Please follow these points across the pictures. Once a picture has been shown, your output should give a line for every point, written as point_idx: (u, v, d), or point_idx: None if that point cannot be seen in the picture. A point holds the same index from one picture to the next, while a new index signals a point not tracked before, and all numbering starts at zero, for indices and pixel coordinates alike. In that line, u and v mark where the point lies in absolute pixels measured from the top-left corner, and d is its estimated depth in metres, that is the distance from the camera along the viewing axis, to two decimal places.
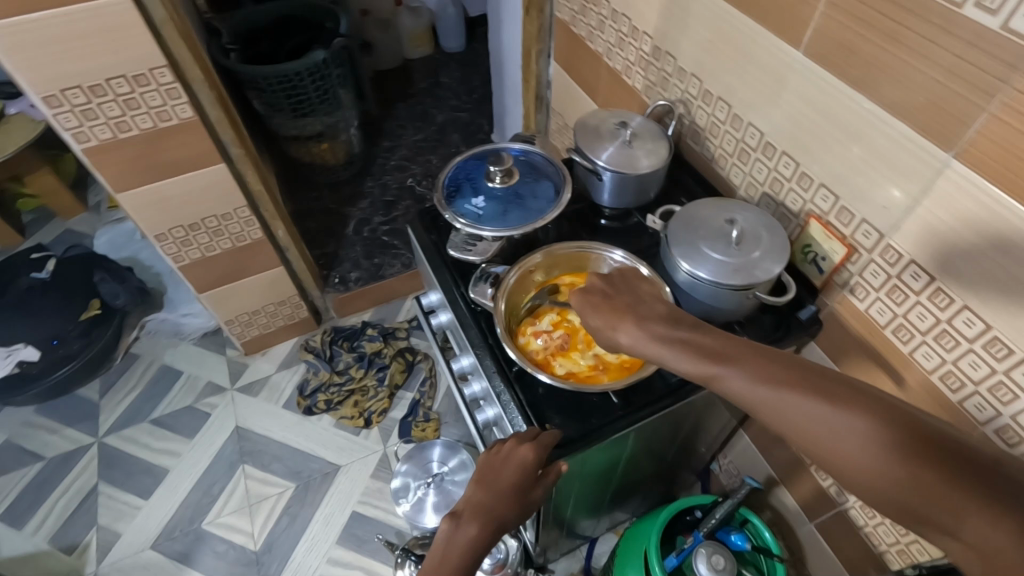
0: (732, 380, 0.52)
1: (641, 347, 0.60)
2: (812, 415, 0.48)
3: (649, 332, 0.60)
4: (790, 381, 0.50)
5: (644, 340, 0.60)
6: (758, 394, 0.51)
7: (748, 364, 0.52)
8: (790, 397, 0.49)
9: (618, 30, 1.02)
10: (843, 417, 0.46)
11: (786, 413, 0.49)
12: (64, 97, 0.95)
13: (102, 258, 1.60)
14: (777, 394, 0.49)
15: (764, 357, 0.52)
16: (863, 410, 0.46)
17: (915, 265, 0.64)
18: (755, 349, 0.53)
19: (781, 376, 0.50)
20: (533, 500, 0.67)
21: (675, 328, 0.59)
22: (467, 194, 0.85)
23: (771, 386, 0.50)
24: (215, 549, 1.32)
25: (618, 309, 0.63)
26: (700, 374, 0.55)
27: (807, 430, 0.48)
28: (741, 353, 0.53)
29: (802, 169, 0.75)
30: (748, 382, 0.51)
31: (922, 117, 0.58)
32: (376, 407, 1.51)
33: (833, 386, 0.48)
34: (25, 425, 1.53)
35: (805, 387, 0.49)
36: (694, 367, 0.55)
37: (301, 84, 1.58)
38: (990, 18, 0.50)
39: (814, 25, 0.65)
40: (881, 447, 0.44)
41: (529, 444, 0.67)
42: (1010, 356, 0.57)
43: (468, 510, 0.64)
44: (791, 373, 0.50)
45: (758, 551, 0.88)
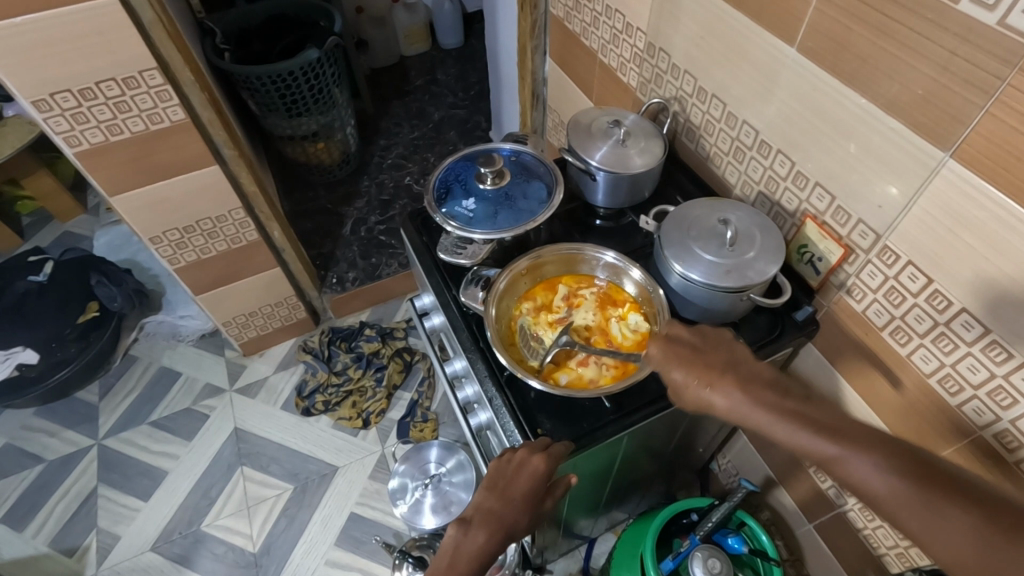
0: (858, 465, 0.50)
1: (741, 413, 0.57)
2: (939, 515, 0.46)
3: (752, 398, 0.57)
4: (919, 477, 0.47)
5: (748, 406, 0.57)
6: (888, 485, 0.48)
7: (874, 449, 0.50)
8: (921, 496, 0.47)
9: (612, 26, 1.00)
10: (987, 526, 0.44)
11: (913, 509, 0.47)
12: (53, 102, 0.94)
13: (99, 260, 1.60)
14: (908, 489, 0.47)
15: (890, 445, 0.50)
16: (1006, 523, 0.44)
17: (912, 267, 0.63)
18: (883, 435, 0.51)
19: (908, 468, 0.48)
20: (541, 511, 0.67)
21: (781, 397, 0.57)
22: (457, 196, 0.84)
23: (907, 482, 0.47)
24: (214, 551, 1.33)
25: (708, 370, 0.61)
26: (815, 451, 0.53)
27: (938, 533, 0.46)
28: (867, 436, 0.51)
29: (796, 168, 0.74)
30: (878, 471, 0.49)
31: (917, 115, 0.57)
32: (374, 408, 1.51)
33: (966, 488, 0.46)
34: (24, 428, 1.53)
35: (936, 489, 0.47)
36: (808, 439, 0.53)
37: (294, 83, 1.57)
38: (986, 14, 0.48)
39: (808, 21, 0.64)
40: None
41: (540, 454, 0.66)
42: (1009, 360, 0.56)
43: (478, 516, 0.64)
44: (917, 466, 0.48)
45: (755, 555, 0.87)
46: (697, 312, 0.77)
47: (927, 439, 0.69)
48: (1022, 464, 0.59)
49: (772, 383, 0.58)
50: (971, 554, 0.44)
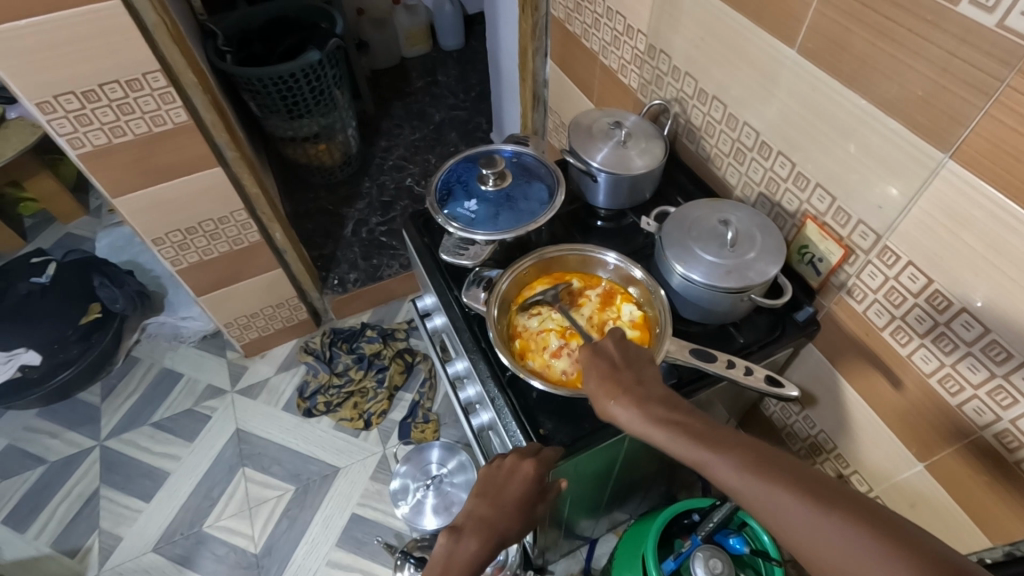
0: (722, 469, 0.48)
1: (632, 424, 0.56)
2: (795, 507, 0.44)
3: (641, 410, 0.56)
4: (776, 473, 0.46)
5: (635, 417, 0.56)
6: (749, 487, 0.46)
7: (737, 452, 0.49)
8: (779, 492, 0.45)
9: (613, 28, 1.01)
10: (835, 518, 0.42)
11: (771, 505, 0.45)
12: (57, 104, 0.94)
13: (101, 261, 1.61)
14: (767, 488, 0.46)
15: (756, 447, 0.49)
16: (857, 513, 0.42)
17: (912, 267, 0.63)
18: (749, 440, 0.50)
19: (768, 466, 0.47)
20: (534, 516, 0.66)
21: (669, 408, 0.55)
22: (459, 197, 0.85)
23: (765, 480, 0.46)
24: (215, 552, 1.33)
25: (612, 381, 0.60)
26: (690, 458, 0.51)
27: (799, 530, 0.43)
28: (732, 440, 0.50)
29: (797, 169, 0.74)
30: (740, 474, 0.47)
31: (917, 117, 0.57)
32: (375, 409, 1.51)
33: (823, 483, 0.45)
34: (26, 429, 1.53)
35: (796, 483, 0.45)
36: (684, 447, 0.52)
37: (296, 85, 1.57)
38: (985, 16, 0.48)
39: (808, 23, 0.64)
40: (871, 551, 0.40)
41: (532, 459, 0.66)
42: (1009, 360, 0.56)
43: (469, 523, 0.63)
44: (777, 463, 0.47)
45: (757, 555, 0.87)
46: (698, 312, 0.77)
47: (928, 439, 0.69)
48: (1022, 464, 0.60)
49: (662, 395, 0.58)
50: (830, 549, 0.42)
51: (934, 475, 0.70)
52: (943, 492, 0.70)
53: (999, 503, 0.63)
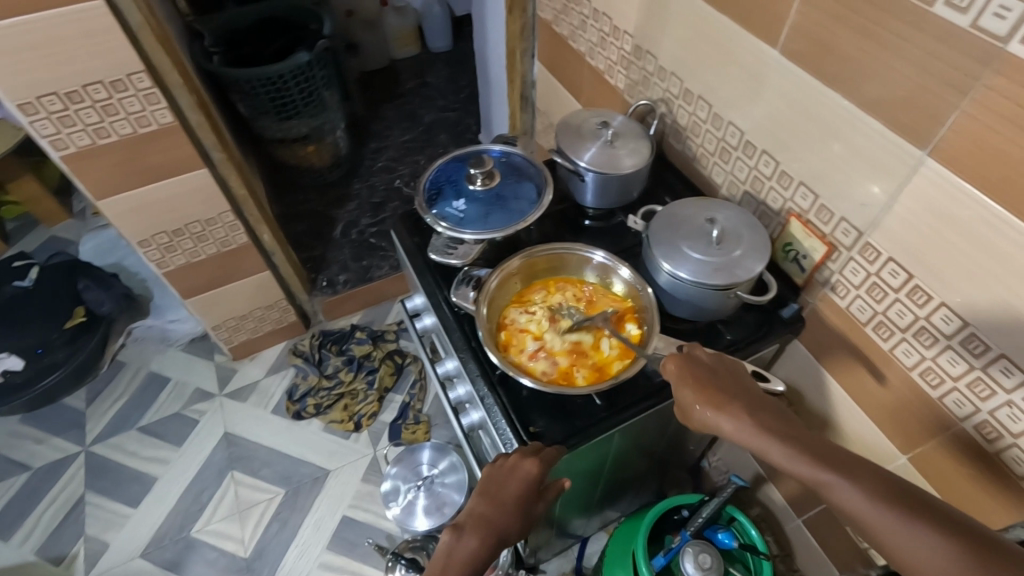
0: (845, 491, 0.50)
1: (744, 438, 0.59)
2: (921, 540, 0.45)
3: (756, 423, 0.58)
4: (904, 504, 0.47)
5: (749, 430, 0.58)
6: (873, 512, 0.48)
7: (863, 476, 0.50)
8: (906, 521, 0.46)
9: (600, 29, 1.02)
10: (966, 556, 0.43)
11: (897, 532, 0.46)
12: (40, 104, 0.93)
13: (86, 264, 1.59)
14: (894, 517, 0.47)
15: (881, 476, 0.50)
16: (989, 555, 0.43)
17: (893, 263, 0.64)
18: (878, 468, 0.51)
19: (897, 496, 0.48)
20: (534, 516, 0.67)
21: (784, 424, 0.58)
22: (448, 197, 0.85)
23: (893, 509, 0.47)
24: (205, 557, 1.32)
25: (715, 394, 0.62)
26: (809, 478, 0.53)
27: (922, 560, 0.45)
28: (858, 465, 0.51)
29: (781, 167, 0.75)
30: (865, 497, 0.49)
31: (898, 115, 0.58)
32: (365, 411, 1.51)
33: (955, 521, 0.45)
34: (11, 435, 1.51)
35: (926, 517, 0.46)
36: (803, 465, 0.54)
37: (283, 86, 1.57)
38: (961, 16, 0.50)
39: (790, 23, 0.65)
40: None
41: (533, 457, 0.66)
42: (987, 352, 0.58)
43: (470, 522, 0.64)
44: (905, 494, 0.48)
45: (746, 549, 0.88)
46: (685, 309, 0.78)
47: (910, 432, 0.70)
48: (1001, 454, 0.61)
49: (775, 413, 0.60)
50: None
51: (917, 467, 0.72)
52: (926, 484, 0.71)
53: (980, 492, 0.65)
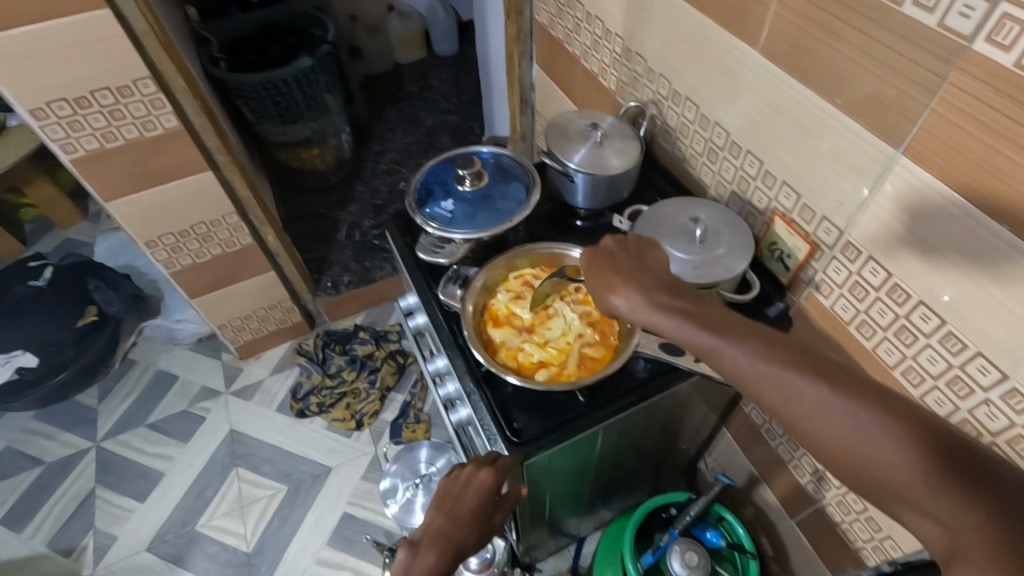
0: (732, 354, 0.49)
1: (637, 312, 0.56)
2: (825, 406, 0.43)
3: (646, 296, 0.57)
4: (785, 356, 0.46)
5: (636, 302, 0.57)
6: (757, 370, 0.47)
7: (751, 337, 0.48)
8: (790, 374, 0.45)
9: (593, 32, 1.03)
10: (862, 408, 0.42)
11: (777, 386, 0.46)
12: (50, 110, 0.97)
13: (96, 265, 1.63)
14: (767, 368, 0.46)
15: (768, 334, 0.48)
16: (861, 390, 0.43)
17: (873, 262, 0.65)
18: (763, 327, 0.49)
19: (787, 354, 0.46)
20: (492, 526, 0.68)
21: (678, 299, 0.55)
22: (438, 197, 0.86)
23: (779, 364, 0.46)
24: (207, 551, 1.34)
25: (609, 274, 0.61)
26: (691, 343, 0.52)
27: (793, 405, 0.45)
28: (745, 328, 0.50)
29: (765, 167, 0.76)
30: (753, 359, 0.47)
31: (870, 115, 0.59)
32: (367, 410, 1.53)
33: (834, 367, 0.45)
34: (24, 431, 1.55)
35: (805, 365, 0.45)
36: (689, 328, 0.52)
37: (288, 90, 1.60)
38: (927, 16, 0.50)
39: (768, 24, 0.66)
40: (867, 427, 0.41)
41: (487, 468, 0.68)
42: (964, 350, 0.58)
43: (427, 538, 0.63)
44: (806, 356, 0.46)
45: (733, 548, 0.87)
46: None
47: None
48: None
49: (665, 285, 0.58)
50: (838, 430, 0.42)
51: None
52: None
53: None
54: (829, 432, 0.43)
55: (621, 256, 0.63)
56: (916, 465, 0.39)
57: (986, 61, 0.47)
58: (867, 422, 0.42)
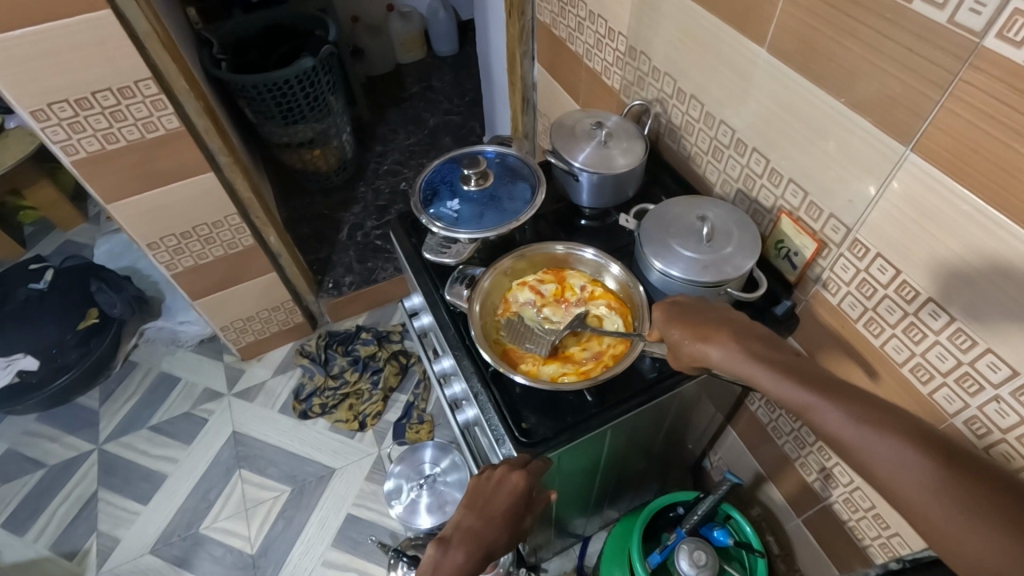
0: (837, 417, 0.50)
1: (730, 363, 0.58)
2: (927, 482, 0.45)
3: (745, 350, 0.58)
4: (889, 423, 0.48)
5: (733, 354, 0.58)
6: (863, 437, 0.48)
7: (856, 401, 0.50)
8: (896, 445, 0.47)
9: (596, 31, 1.03)
10: (964, 488, 0.44)
11: (881, 454, 0.47)
12: (51, 111, 0.97)
13: (98, 267, 1.63)
14: (871, 434, 0.48)
15: (873, 400, 0.50)
16: (964, 471, 0.44)
17: (881, 259, 0.64)
18: (867, 393, 0.51)
19: (893, 425, 0.48)
20: (522, 527, 0.69)
21: (774, 354, 0.57)
22: (444, 197, 0.86)
23: (883, 432, 0.47)
24: (212, 553, 1.34)
25: (700, 325, 0.62)
26: (793, 400, 0.53)
27: (894, 476, 0.46)
28: (850, 392, 0.51)
29: (772, 165, 0.76)
30: (856, 423, 0.49)
31: (879, 111, 0.58)
32: (370, 410, 1.53)
33: (942, 441, 0.46)
34: (27, 434, 1.55)
35: (913, 439, 0.46)
36: (790, 386, 0.53)
37: (289, 91, 1.60)
38: (938, 12, 0.50)
39: (776, 21, 0.66)
40: (969, 511, 0.43)
41: (520, 470, 0.67)
42: (974, 347, 0.58)
43: (457, 535, 0.65)
44: (912, 429, 0.47)
45: (741, 547, 0.87)
46: None
47: None
48: (991, 451, 0.61)
49: (763, 339, 0.59)
50: (940, 509, 0.44)
51: None
52: None
53: None
54: (932, 508, 0.44)
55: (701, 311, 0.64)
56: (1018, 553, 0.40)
57: (999, 56, 0.47)
58: (969, 505, 0.43)
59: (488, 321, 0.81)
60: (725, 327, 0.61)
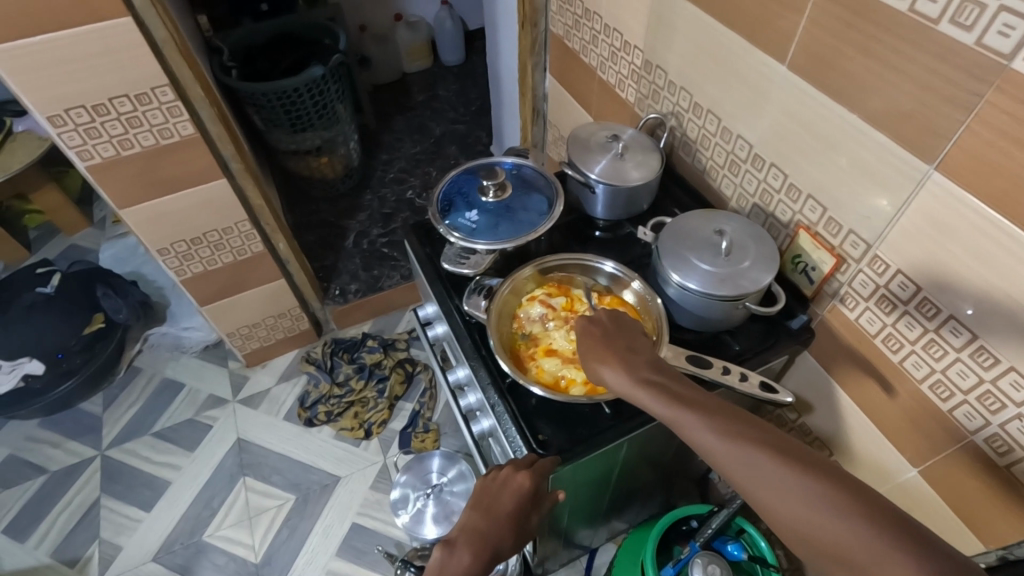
0: (701, 432, 0.51)
1: (620, 388, 0.60)
2: (789, 485, 0.45)
3: (632, 375, 0.59)
4: (748, 434, 0.49)
5: (621, 379, 0.60)
6: (726, 448, 0.49)
7: (721, 418, 0.51)
8: (756, 455, 0.47)
9: (611, 45, 1.03)
10: (819, 486, 0.44)
11: (743, 465, 0.48)
12: (68, 117, 0.97)
13: (104, 272, 1.62)
14: (732, 446, 0.49)
15: (735, 413, 0.51)
16: (820, 473, 0.45)
17: (901, 276, 0.65)
18: (732, 406, 0.52)
19: (754, 435, 0.49)
20: (527, 528, 0.67)
21: (658, 375, 0.59)
22: (460, 208, 0.86)
23: (744, 442, 0.48)
24: (215, 562, 1.33)
25: (602, 350, 0.63)
26: (669, 420, 0.54)
27: (755, 483, 0.47)
28: (714, 408, 0.52)
29: (789, 180, 0.76)
30: (719, 437, 0.50)
31: (901, 130, 0.59)
32: (375, 419, 1.52)
33: (795, 447, 0.47)
34: (28, 439, 1.54)
35: (771, 447, 0.47)
36: (664, 406, 0.55)
37: (299, 99, 1.60)
38: (964, 34, 0.50)
39: (796, 39, 0.66)
40: (824, 508, 0.43)
41: (525, 470, 0.67)
42: (996, 365, 0.58)
43: (463, 537, 0.62)
44: (770, 438, 0.48)
45: (755, 561, 0.87)
46: (694, 319, 0.78)
47: (920, 446, 0.70)
48: (1012, 468, 0.61)
49: (651, 365, 0.60)
50: (802, 514, 0.44)
51: (927, 480, 0.71)
52: (935, 496, 0.71)
53: (993, 508, 0.65)
54: (795, 514, 0.44)
55: (615, 334, 0.65)
56: (874, 545, 0.40)
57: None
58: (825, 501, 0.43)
59: (502, 331, 0.81)
60: (625, 354, 0.62)
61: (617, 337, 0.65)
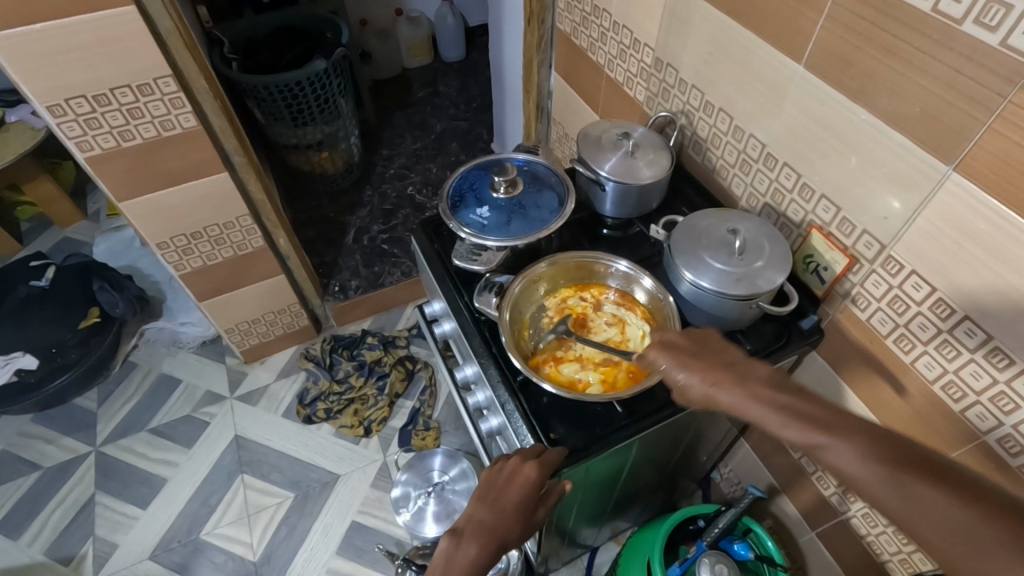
0: (840, 453, 0.49)
1: (735, 407, 0.57)
2: (939, 512, 0.44)
3: (748, 391, 0.57)
4: (899, 462, 0.47)
5: (736, 397, 0.57)
6: (869, 471, 0.47)
7: (859, 436, 0.49)
8: (903, 479, 0.46)
9: (620, 42, 1.03)
10: (973, 510, 0.43)
11: (887, 491, 0.46)
12: (68, 107, 0.95)
13: (100, 265, 1.59)
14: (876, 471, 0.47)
15: (874, 433, 0.49)
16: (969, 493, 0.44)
17: (916, 277, 0.65)
18: (869, 423, 0.50)
19: (896, 458, 0.47)
20: (536, 520, 0.67)
21: (780, 392, 0.56)
22: (471, 203, 0.86)
23: (881, 462, 0.47)
24: (213, 560, 1.31)
25: (706, 364, 0.61)
26: (799, 440, 0.52)
27: (902, 509, 0.45)
28: (850, 425, 0.50)
29: (803, 180, 0.76)
30: (858, 458, 0.48)
31: (921, 130, 0.59)
32: (376, 416, 1.51)
33: (969, 481, 0.44)
34: (21, 435, 1.51)
35: (918, 470, 0.46)
36: (790, 426, 0.53)
37: (301, 93, 1.59)
38: (989, 35, 0.50)
39: (814, 38, 0.66)
40: (984, 533, 0.42)
41: (532, 462, 0.66)
42: (1011, 366, 0.58)
43: (469, 528, 0.63)
44: (912, 459, 0.47)
45: (762, 561, 0.87)
46: (706, 319, 0.78)
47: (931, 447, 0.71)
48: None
49: (764, 377, 0.58)
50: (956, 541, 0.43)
51: None
52: None
53: None
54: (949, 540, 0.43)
55: (703, 352, 0.63)
56: None
57: None
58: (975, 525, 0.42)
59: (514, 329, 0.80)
60: (730, 370, 0.59)
61: (708, 354, 0.62)
